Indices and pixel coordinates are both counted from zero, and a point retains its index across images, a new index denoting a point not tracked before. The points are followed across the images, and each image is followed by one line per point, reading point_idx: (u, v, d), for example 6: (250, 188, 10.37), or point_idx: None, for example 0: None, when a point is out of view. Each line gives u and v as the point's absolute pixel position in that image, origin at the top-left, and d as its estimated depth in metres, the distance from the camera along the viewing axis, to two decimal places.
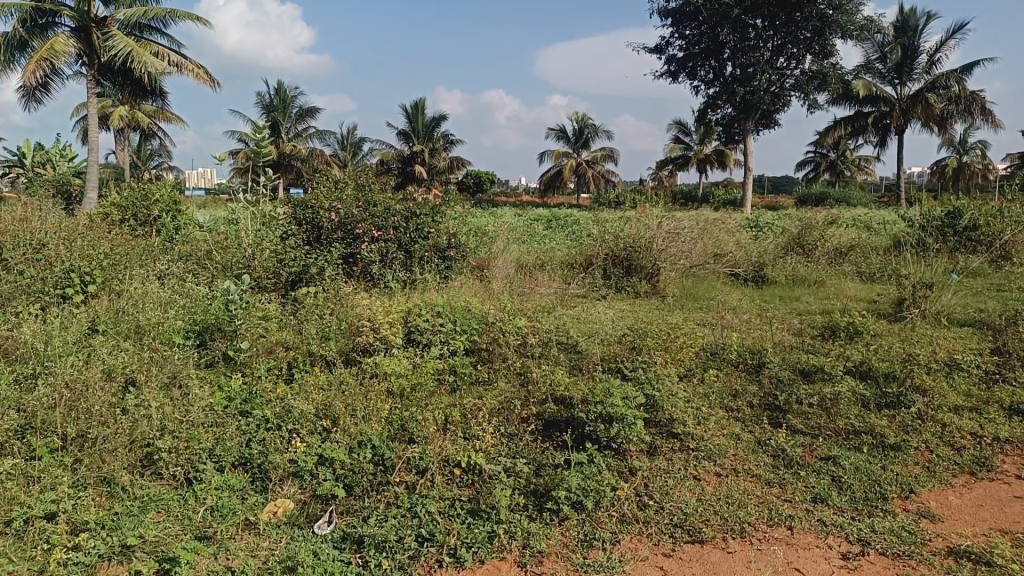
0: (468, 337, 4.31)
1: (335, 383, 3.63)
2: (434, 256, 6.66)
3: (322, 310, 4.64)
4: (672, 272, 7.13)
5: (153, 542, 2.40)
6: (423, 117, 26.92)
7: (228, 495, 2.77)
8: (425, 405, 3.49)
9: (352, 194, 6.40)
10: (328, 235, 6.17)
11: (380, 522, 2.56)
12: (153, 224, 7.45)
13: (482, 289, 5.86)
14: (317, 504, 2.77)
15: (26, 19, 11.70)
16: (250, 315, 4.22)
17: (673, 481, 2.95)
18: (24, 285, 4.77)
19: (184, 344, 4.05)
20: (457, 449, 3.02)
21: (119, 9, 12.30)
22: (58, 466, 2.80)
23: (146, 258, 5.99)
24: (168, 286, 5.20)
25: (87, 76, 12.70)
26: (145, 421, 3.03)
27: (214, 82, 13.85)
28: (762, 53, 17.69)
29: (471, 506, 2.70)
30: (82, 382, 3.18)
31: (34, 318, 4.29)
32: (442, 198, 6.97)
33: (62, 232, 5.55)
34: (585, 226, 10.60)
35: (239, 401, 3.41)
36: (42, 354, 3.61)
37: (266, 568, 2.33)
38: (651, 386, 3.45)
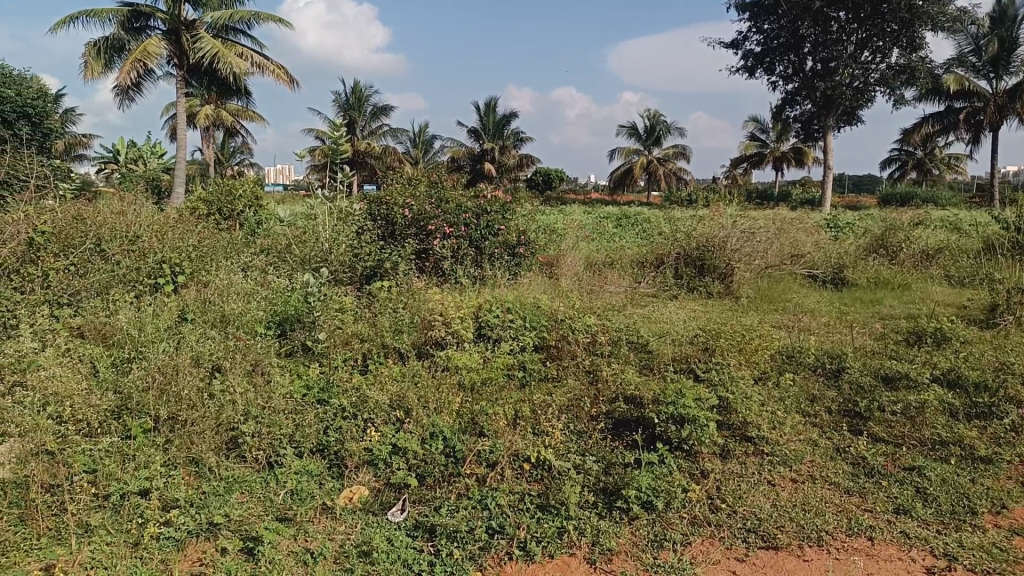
0: (538, 334, 4.32)
1: (407, 376, 3.72)
2: (504, 253, 6.68)
3: (395, 304, 4.74)
4: (747, 273, 6.95)
5: (237, 521, 2.53)
6: (494, 114, 27.11)
7: (306, 479, 2.87)
8: (494, 400, 3.51)
9: (425, 191, 6.51)
10: (402, 231, 6.30)
11: (451, 513, 2.61)
12: (237, 218, 7.78)
13: (551, 287, 5.85)
14: (390, 492, 2.84)
15: (124, 22, 12.39)
16: (327, 308, 4.37)
17: (747, 485, 2.89)
18: (120, 274, 5.07)
19: (266, 334, 4.23)
20: (527, 444, 3.04)
21: (207, 12, 12.85)
22: (150, 445, 2.96)
23: (230, 250, 6.26)
24: (249, 278, 5.42)
25: (177, 77, 13.33)
26: (230, 407, 3.17)
27: (293, 82, 14.32)
28: (846, 47, 17.04)
29: (541, 501, 2.71)
30: (173, 367, 3.35)
31: (128, 305, 4.55)
32: (513, 196, 7.00)
33: (155, 226, 5.87)
34: (656, 224, 10.46)
35: (317, 390, 3.52)
36: (137, 340, 3.84)
37: (343, 552, 2.42)
38: (726, 387, 3.37)
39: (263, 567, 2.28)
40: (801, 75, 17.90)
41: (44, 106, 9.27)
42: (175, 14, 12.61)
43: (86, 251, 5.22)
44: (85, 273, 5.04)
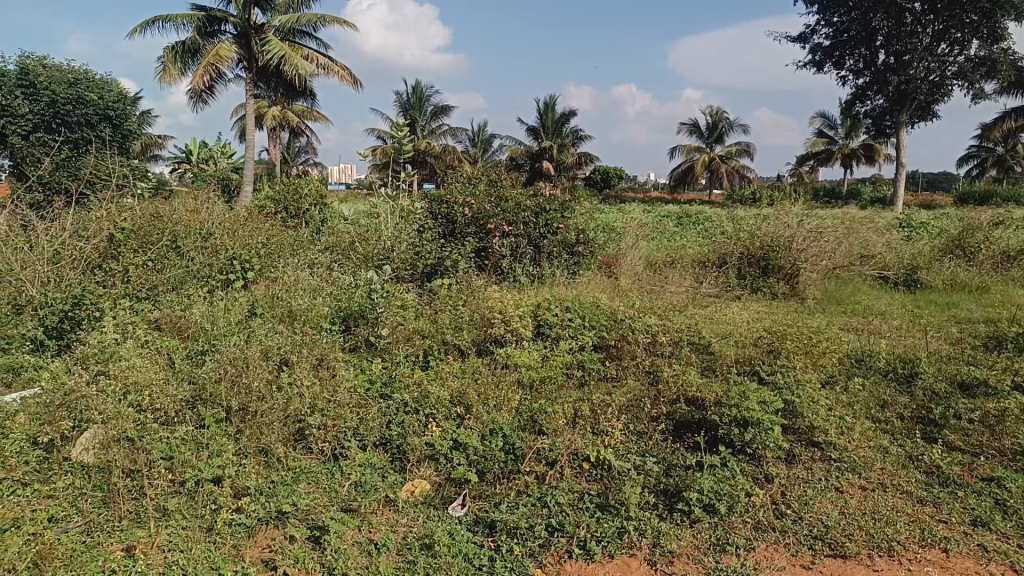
0: (597, 333, 4.30)
1: (468, 373, 3.76)
2: (563, 252, 6.66)
3: (455, 302, 4.79)
4: (814, 273, 6.76)
5: (304, 510, 2.61)
6: (553, 113, 27.07)
7: (370, 472, 2.94)
8: (553, 398, 3.52)
9: (485, 190, 6.56)
10: (462, 229, 6.37)
11: (511, 509, 2.64)
12: (303, 216, 8.00)
13: (610, 286, 5.81)
14: (450, 487, 2.88)
15: (198, 27, 12.88)
16: (390, 305, 4.46)
17: (813, 491, 2.82)
18: (194, 270, 5.28)
19: (331, 329, 4.34)
20: (586, 443, 3.02)
21: (276, 16, 13.25)
22: (223, 435, 3.07)
23: (297, 248, 6.45)
24: (315, 274, 5.56)
25: (247, 79, 13.78)
26: (298, 399, 3.27)
27: (357, 83, 14.62)
28: (921, 39, 16.36)
29: (600, 500, 2.70)
30: (244, 360, 3.47)
31: (202, 300, 4.74)
32: (572, 194, 6.99)
33: (226, 224, 6.09)
34: (718, 223, 10.26)
35: (380, 384, 3.60)
36: (210, 334, 4.00)
37: (406, 544, 2.47)
38: (791, 391, 3.28)
39: (329, 556, 2.36)
40: (873, 69, 17.28)
41: (125, 108, 9.60)
42: (245, 18, 13.05)
43: (163, 248, 5.46)
44: (162, 268, 5.26)
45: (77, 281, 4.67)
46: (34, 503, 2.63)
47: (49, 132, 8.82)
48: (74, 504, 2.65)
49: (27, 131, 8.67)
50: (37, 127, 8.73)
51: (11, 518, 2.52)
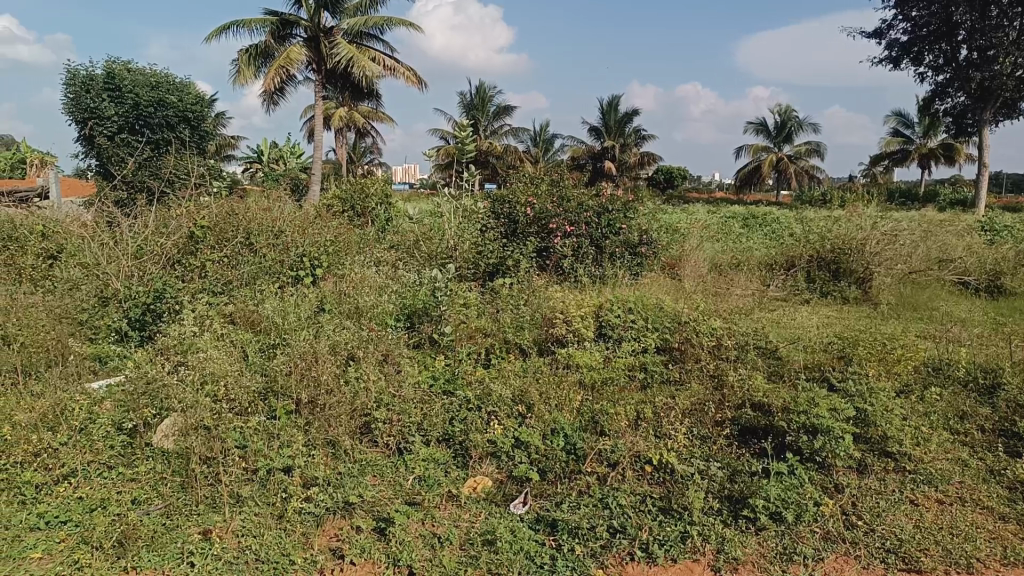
0: (660, 335, 4.24)
1: (530, 372, 3.78)
2: (625, 252, 6.60)
3: (517, 300, 4.81)
4: (887, 277, 6.51)
5: (370, 502, 2.68)
6: (616, 112, 26.85)
7: (434, 467, 2.99)
8: (615, 399, 3.49)
9: (547, 190, 6.57)
10: (524, 229, 6.39)
11: (573, 509, 2.64)
12: (369, 215, 8.17)
13: (673, 288, 5.74)
14: (512, 484, 2.90)
15: (270, 31, 13.31)
16: (453, 303, 4.51)
17: (886, 503, 2.73)
18: (266, 266, 5.46)
19: (396, 326, 4.42)
20: (649, 445, 2.99)
21: (344, 19, 13.57)
22: (293, 426, 3.18)
23: (363, 246, 6.59)
24: (381, 272, 5.68)
25: (316, 81, 14.14)
26: (364, 393, 3.35)
27: (422, 83, 14.81)
28: (1007, 33, 15.55)
29: (663, 504, 2.68)
30: (313, 354, 3.57)
31: (274, 296, 4.90)
32: (636, 195, 6.92)
33: (297, 222, 6.27)
34: (786, 225, 9.99)
35: (443, 381, 3.66)
36: (281, 328, 4.13)
37: (468, 539, 2.50)
38: (863, 398, 3.18)
39: (394, 549, 2.42)
40: (954, 65, 16.53)
41: (203, 110, 9.93)
42: (315, 22, 13.41)
43: (237, 245, 5.66)
44: (237, 264, 5.46)
45: (158, 276, 4.89)
46: (119, 486, 2.79)
47: (133, 133, 9.27)
48: (155, 487, 2.80)
49: (113, 133, 9.13)
50: (122, 128, 9.18)
51: (99, 499, 2.68)
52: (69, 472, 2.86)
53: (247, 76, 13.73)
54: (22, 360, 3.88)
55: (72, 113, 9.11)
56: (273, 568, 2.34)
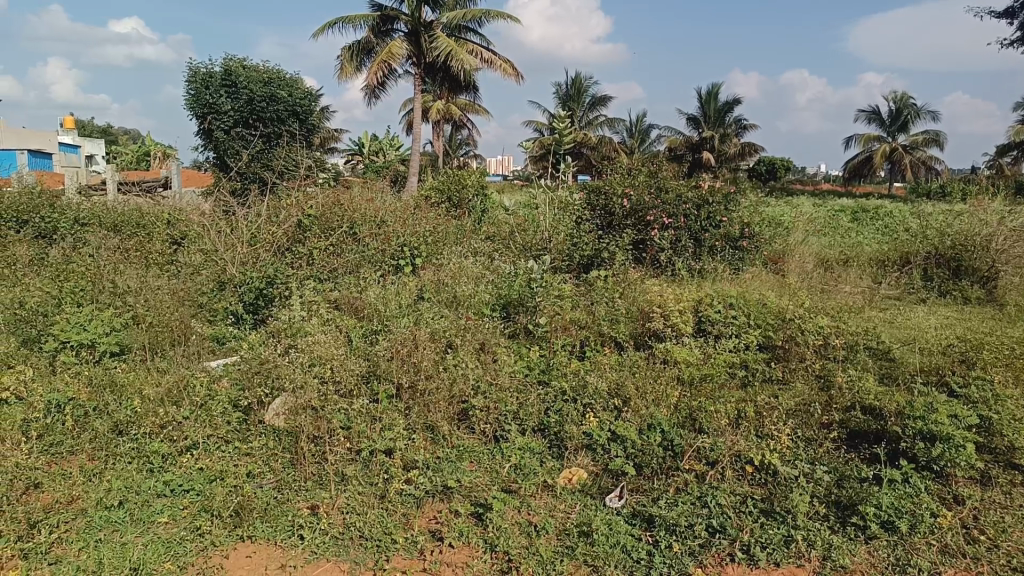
0: (763, 332, 4.11)
1: (626, 366, 3.74)
2: (726, 246, 6.40)
3: (613, 293, 4.76)
4: (1016, 277, 6.03)
5: (468, 487, 2.74)
6: (716, 102, 26.05)
7: (529, 456, 3.02)
8: (715, 397, 3.40)
9: (645, 180, 6.44)
10: (620, 221, 6.31)
11: (670, 506, 2.60)
12: (465, 205, 8.29)
13: (777, 283, 5.53)
14: (608, 478, 2.88)
15: (373, 26, 13.70)
16: (550, 294, 4.52)
17: (1013, 519, 2.55)
18: (368, 256, 5.65)
19: (492, 316, 4.47)
20: (750, 445, 2.90)
21: (444, 13, 13.79)
22: (394, 410, 3.27)
23: (460, 237, 6.70)
24: (477, 262, 5.75)
25: (416, 75, 14.44)
26: (462, 380, 3.40)
27: (518, 75, 14.87)
28: None
29: (764, 506, 2.60)
30: (413, 341, 3.67)
31: (375, 284, 5.06)
32: (737, 187, 6.70)
33: (397, 212, 6.44)
34: (900, 220, 9.42)
35: (539, 372, 3.68)
36: (383, 315, 4.26)
37: (564, 530, 2.52)
38: (988, 406, 2.97)
39: (492, 534, 2.47)
40: None
41: (311, 104, 10.35)
42: (415, 16, 13.68)
43: (342, 234, 5.89)
44: (341, 253, 5.68)
45: (269, 262, 5.16)
46: (235, 459, 2.97)
47: (247, 127, 9.77)
48: (267, 463, 2.96)
49: (229, 127, 9.66)
50: (237, 122, 9.69)
51: (217, 471, 2.86)
52: (191, 445, 3.06)
53: (351, 71, 14.19)
54: (150, 338, 4.16)
55: (193, 108, 9.69)
56: (375, 545, 2.44)
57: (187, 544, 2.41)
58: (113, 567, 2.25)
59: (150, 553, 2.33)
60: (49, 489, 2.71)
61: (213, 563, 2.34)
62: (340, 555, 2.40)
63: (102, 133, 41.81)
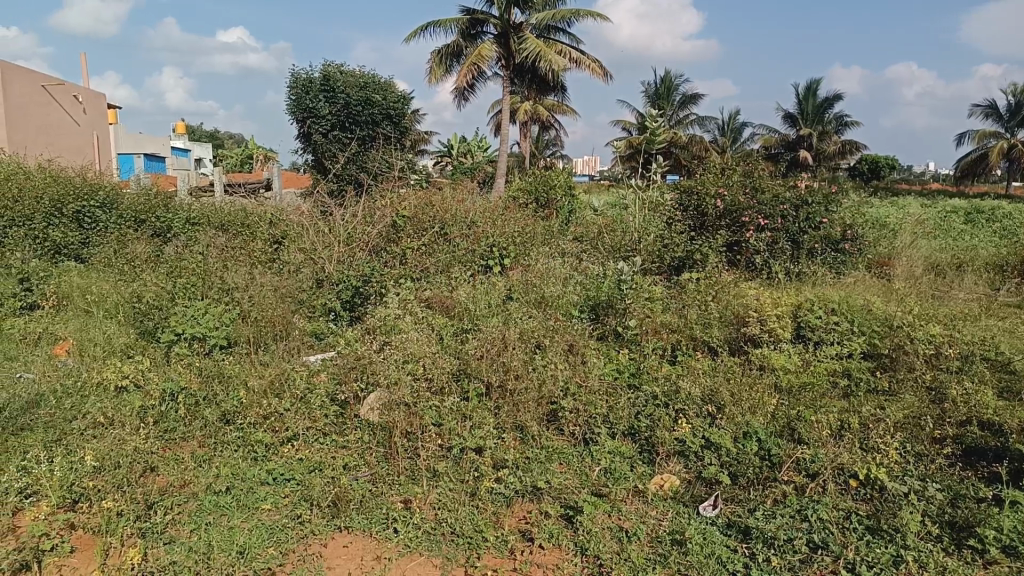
0: (867, 340, 3.91)
1: (720, 371, 3.64)
2: (826, 248, 6.13)
3: (705, 296, 4.64)
4: None
5: (558, 489, 2.74)
6: (815, 98, 25.03)
7: (620, 460, 3.00)
8: (815, 406, 3.26)
9: (740, 180, 6.24)
10: (713, 222, 6.15)
11: (767, 517, 2.52)
12: (554, 206, 8.28)
13: (882, 288, 5.24)
14: (701, 486, 2.81)
15: (463, 30, 13.90)
16: (640, 296, 4.47)
17: None
18: (458, 256, 5.74)
19: (581, 318, 4.45)
20: (854, 458, 2.77)
21: (533, 14, 13.84)
22: (484, 408, 3.30)
23: (548, 238, 6.70)
24: (566, 263, 5.74)
25: (505, 76, 14.55)
26: (551, 380, 3.41)
27: (607, 75, 14.74)
28: None
29: (870, 523, 2.47)
30: (503, 341, 3.70)
31: (465, 284, 5.14)
32: (839, 186, 6.40)
33: (486, 213, 6.52)
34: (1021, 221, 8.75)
35: (629, 375, 3.64)
36: (473, 315, 4.32)
37: (656, 537, 2.48)
38: None
39: (583, 538, 2.46)
40: None
41: (405, 107, 10.61)
42: (505, 18, 13.78)
43: (433, 234, 6.01)
44: (432, 253, 5.80)
45: (365, 262, 5.33)
46: (333, 451, 3.07)
47: (344, 130, 10.11)
48: (362, 456, 3.05)
49: (327, 130, 10.02)
50: (334, 125, 10.03)
51: (316, 461, 2.98)
52: (292, 436, 3.19)
53: (442, 74, 14.45)
54: (254, 332, 4.38)
55: (295, 113, 10.12)
56: (467, 542, 2.48)
57: (289, 531, 2.52)
58: (222, 550, 2.38)
59: (255, 538, 2.45)
60: (164, 473, 2.89)
61: (313, 551, 2.43)
62: (433, 550, 2.45)
63: (211, 138, 44.36)
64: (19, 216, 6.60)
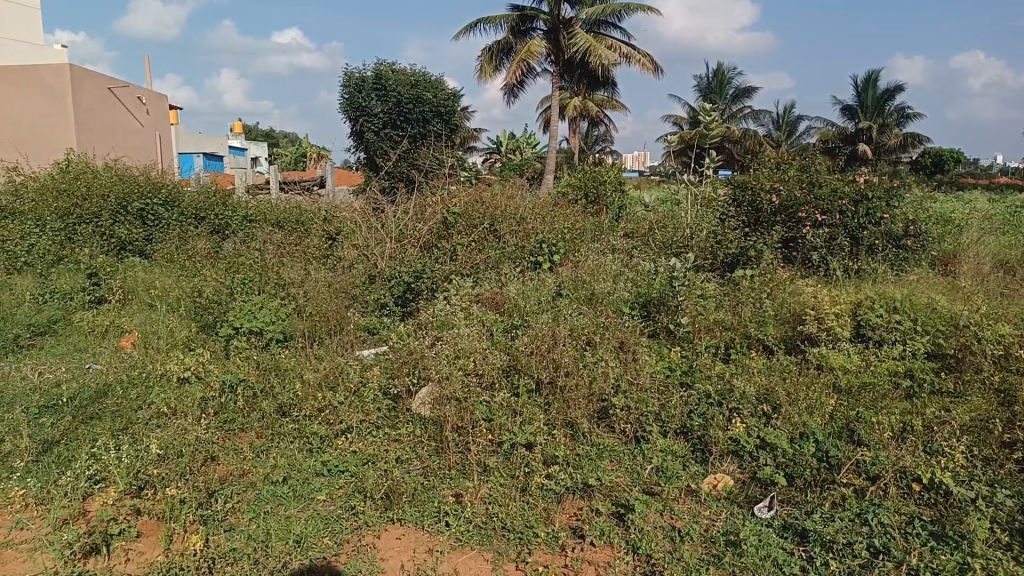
0: (931, 340, 3.77)
1: (776, 370, 3.56)
2: (888, 245, 5.93)
3: (760, 293, 4.54)
4: None
5: (609, 486, 2.73)
6: (875, 90, 24.26)
7: (672, 459, 2.96)
8: (875, 407, 3.16)
9: (796, 175, 6.09)
10: (768, 218, 6.02)
11: (825, 520, 2.46)
12: (604, 202, 8.22)
13: (947, 286, 5.05)
14: (756, 486, 2.76)
15: (513, 26, 13.91)
16: (692, 293, 4.40)
17: None
18: (508, 252, 5.75)
19: (632, 315, 4.41)
20: (917, 461, 2.68)
21: (583, 9, 13.75)
22: (534, 404, 3.30)
23: (598, 234, 6.66)
24: (617, 259, 5.69)
25: (554, 72, 14.50)
26: (602, 377, 3.38)
27: (658, 69, 14.55)
28: None
29: (934, 529, 2.39)
30: (553, 338, 3.69)
31: (515, 280, 5.14)
32: (901, 181, 6.18)
33: (536, 209, 6.51)
34: None
35: (681, 373, 3.59)
36: (523, 311, 4.33)
37: (709, 537, 2.44)
38: None
39: (634, 537, 2.44)
40: None
41: (455, 104, 10.67)
42: (555, 14, 13.74)
43: (483, 230, 6.03)
44: (483, 249, 5.83)
45: (416, 259, 5.38)
46: (386, 444, 3.12)
47: (395, 128, 10.23)
48: (414, 449, 3.09)
49: (379, 128, 10.16)
50: (386, 123, 10.18)
51: (369, 454, 3.03)
52: (346, 428, 3.25)
53: (492, 71, 14.48)
54: (309, 326, 4.46)
55: (348, 111, 10.31)
56: (517, 537, 2.49)
57: (344, 521, 2.57)
58: (279, 538, 2.44)
59: (311, 528, 2.51)
60: (224, 462, 2.98)
61: (367, 542, 2.48)
62: (484, 544, 2.46)
63: (267, 136, 45.46)
64: (87, 214, 6.89)
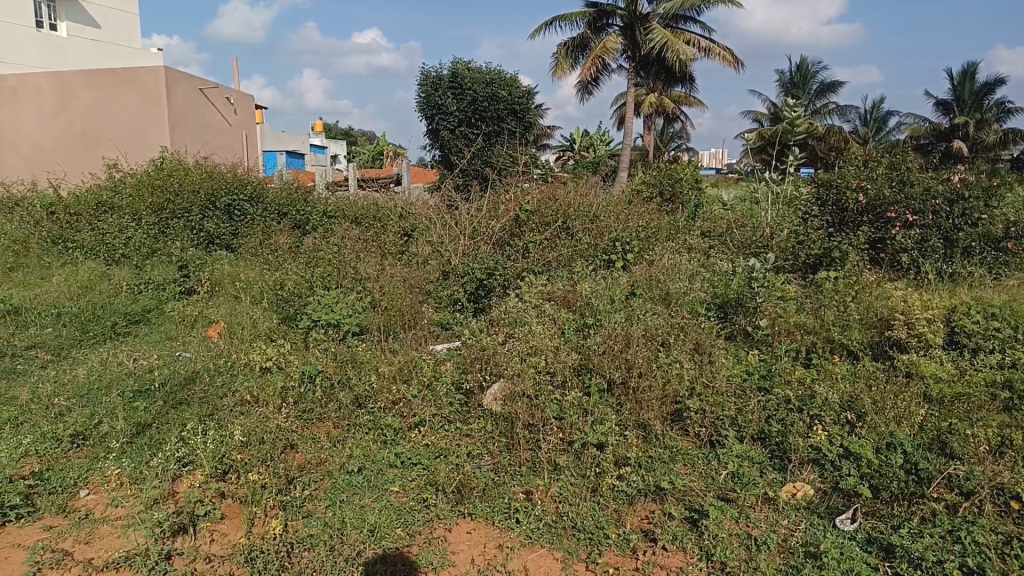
0: None
1: (861, 377, 3.41)
2: (986, 247, 5.58)
3: (844, 296, 4.35)
4: None
5: (682, 491, 2.68)
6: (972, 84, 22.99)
7: (748, 465, 2.88)
8: (970, 420, 2.98)
9: (885, 173, 5.82)
10: (855, 218, 5.77)
11: (913, 535, 2.34)
12: (680, 200, 8.07)
13: None
14: (838, 497, 2.65)
15: (589, 23, 13.83)
16: (772, 295, 4.25)
17: None
18: (581, 250, 5.70)
19: (708, 315, 4.30)
20: (1017, 479, 2.51)
21: (661, 4, 13.52)
22: (606, 405, 3.27)
23: (674, 232, 6.54)
24: (692, 258, 5.57)
25: (631, 69, 14.32)
26: (676, 379, 3.31)
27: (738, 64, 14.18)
28: None
29: None
30: (627, 338, 3.64)
31: (588, 278, 5.10)
32: (1001, 179, 5.82)
33: (610, 207, 6.44)
34: None
35: (760, 377, 3.47)
36: (596, 310, 4.29)
37: (788, 547, 2.36)
38: None
39: (708, 543, 2.38)
40: None
41: (530, 101, 10.67)
42: (632, 9, 13.56)
43: (556, 228, 6.01)
44: (556, 247, 5.81)
45: (490, 256, 5.41)
46: (458, 438, 3.15)
47: (470, 126, 10.34)
48: (485, 445, 3.11)
49: (454, 126, 10.29)
50: (461, 121, 10.29)
51: (442, 448, 3.06)
52: (419, 421, 3.30)
53: (567, 68, 14.43)
54: (385, 320, 4.54)
55: (425, 110, 10.47)
56: (588, 537, 2.47)
57: (416, 513, 2.61)
58: (354, 527, 2.50)
59: (385, 518, 2.56)
60: (302, 450, 3.07)
61: (438, 535, 2.51)
62: (554, 543, 2.46)
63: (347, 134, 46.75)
64: (179, 209, 7.24)
